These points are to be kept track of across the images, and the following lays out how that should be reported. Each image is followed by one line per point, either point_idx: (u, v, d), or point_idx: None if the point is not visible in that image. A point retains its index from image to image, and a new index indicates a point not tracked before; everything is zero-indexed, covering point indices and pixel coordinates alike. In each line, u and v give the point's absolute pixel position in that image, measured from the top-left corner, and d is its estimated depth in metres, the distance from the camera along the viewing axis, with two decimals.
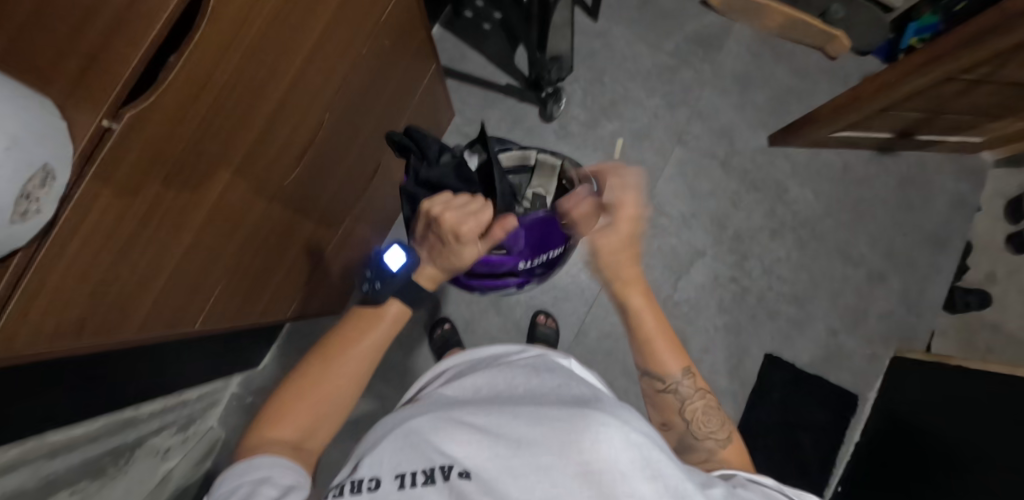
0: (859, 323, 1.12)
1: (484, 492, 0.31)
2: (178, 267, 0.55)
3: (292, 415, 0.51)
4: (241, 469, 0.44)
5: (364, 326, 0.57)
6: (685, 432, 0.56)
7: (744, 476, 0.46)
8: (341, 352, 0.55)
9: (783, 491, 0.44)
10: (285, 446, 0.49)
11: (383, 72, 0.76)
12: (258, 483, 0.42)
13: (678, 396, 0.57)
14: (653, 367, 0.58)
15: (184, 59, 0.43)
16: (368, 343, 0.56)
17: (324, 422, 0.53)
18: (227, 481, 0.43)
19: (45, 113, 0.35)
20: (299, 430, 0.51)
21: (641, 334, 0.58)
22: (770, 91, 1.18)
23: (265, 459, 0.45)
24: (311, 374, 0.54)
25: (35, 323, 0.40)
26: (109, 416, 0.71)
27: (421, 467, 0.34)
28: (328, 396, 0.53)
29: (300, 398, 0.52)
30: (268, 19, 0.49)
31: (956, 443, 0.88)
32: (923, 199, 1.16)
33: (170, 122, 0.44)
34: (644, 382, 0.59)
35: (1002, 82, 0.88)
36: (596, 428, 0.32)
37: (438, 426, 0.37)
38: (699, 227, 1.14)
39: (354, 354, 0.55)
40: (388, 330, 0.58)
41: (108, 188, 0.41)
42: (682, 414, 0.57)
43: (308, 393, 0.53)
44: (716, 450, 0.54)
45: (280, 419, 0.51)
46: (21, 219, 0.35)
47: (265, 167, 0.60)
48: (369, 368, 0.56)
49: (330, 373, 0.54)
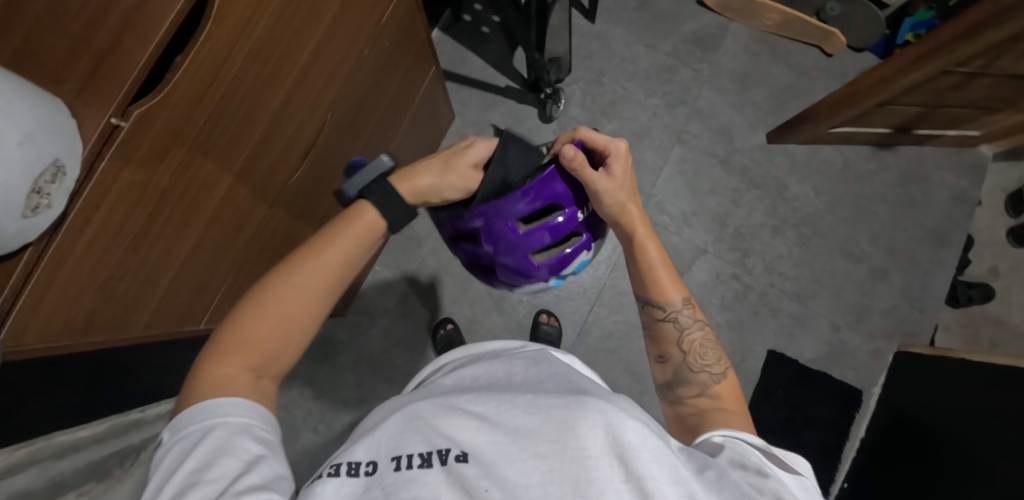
0: (862, 318, 1.12)
1: (484, 475, 0.31)
2: (185, 264, 0.55)
3: (251, 343, 0.46)
4: (212, 408, 0.41)
5: (336, 233, 0.51)
6: (681, 364, 0.56)
7: (734, 438, 0.43)
8: (305, 263, 0.49)
9: (768, 452, 0.42)
10: (246, 374, 0.45)
11: (383, 74, 0.77)
12: (235, 433, 0.40)
13: (677, 325, 0.57)
14: (655, 295, 0.58)
15: (190, 59, 0.43)
16: (337, 254, 0.51)
17: (286, 348, 0.48)
18: (197, 417, 0.41)
19: (55, 110, 0.36)
20: (263, 355, 0.46)
21: (641, 263, 0.58)
22: (769, 89, 1.18)
23: (240, 402, 0.42)
24: (272, 284, 0.48)
25: (45, 317, 0.41)
26: (114, 418, 0.72)
27: (420, 450, 0.34)
28: (291, 315, 0.48)
29: (260, 314, 0.47)
30: (271, 21, 0.50)
31: (961, 437, 0.88)
32: (923, 194, 1.17)
33: (176, 120, 0.45)
34: (644, 312, 0.59)
35: (998, 75, 0.88)
36: (594, 414, 0.32)
37: (437, 413, 0.37)
38: (699, 225, 1.14)
39: (319, 267, 0.50)
40: (361, 237, 0.52)
41: (117, 184, 0.42)
42: (680, 346, 0.57)
43: (268, 314, 0.47)
44: (711, 383, 0.53)
45: (237, 343, 0.45)
46: (32, 214, 0.36)
47: (269, 168, 0.62)
48: (337, 284, 0.51)
49: (294, 285, 0.48)
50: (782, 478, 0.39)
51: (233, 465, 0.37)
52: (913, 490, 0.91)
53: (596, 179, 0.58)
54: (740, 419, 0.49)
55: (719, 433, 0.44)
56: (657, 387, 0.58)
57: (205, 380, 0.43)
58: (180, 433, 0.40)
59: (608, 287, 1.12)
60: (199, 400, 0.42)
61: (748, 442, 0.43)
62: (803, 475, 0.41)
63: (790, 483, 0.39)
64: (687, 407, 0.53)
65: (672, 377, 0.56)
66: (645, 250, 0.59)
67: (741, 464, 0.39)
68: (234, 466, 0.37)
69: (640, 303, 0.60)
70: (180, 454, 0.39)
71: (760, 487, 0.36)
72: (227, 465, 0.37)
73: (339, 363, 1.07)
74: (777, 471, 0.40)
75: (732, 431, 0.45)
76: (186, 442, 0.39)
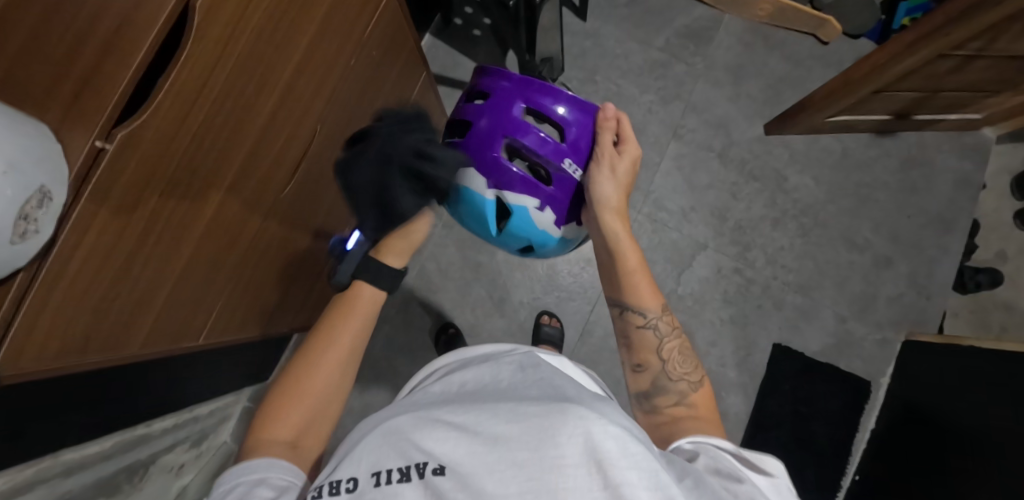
0: (868, 308, 1.11)
1: (460, 487, 0.31)
2: (178, 285, 0.56)
3: (285, 418, 0.50)
4: (236, 470, 0.43)
5: (339, 317, 0.56)
6: (658, 373, 0.56)
7: (705, 443, 0.44)
8: (324, 347, 0.54)
9: (740, 454, 0.43)
10: (282, 445, 0.48)
11: (372, 84, 0.77)
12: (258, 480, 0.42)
13: (656, 333, 0.58)
14: (634, 301, 0.59)
15: (172, 79, 0.44)
16: (350, 330, 0.55)
17: (320, 419, 0.51)
18: (224, 479, 0.43)
19: (39, 137, 0.37)
20: (297, 426, 0.50)
21: (622, 262, 0.60)
22: (764, 80, 1.17)
23: (262, 460, 0.44)
24: (300, 369, 0.52)
25: (40, 341, 0.42)
26: (125, 432, 0.72)
27: (399, 465, 0.35)
28: (315, 390, 0.52)
29: (294, 390, 0.51)
30: (253, 37, 0.50)
31: (975, 429, 0.87)
32: (926, 180, 1.15)
33: (161, 141, 0.46)
34: (620, 319, 0.60)
35: (996, 56, 0.87)
36: (574, 422, 0.32)
37: (416, 424, 0.38)
38: (699, 220, 1.13)
39: (334, 349, 0.54)
40: (369, 315, 0.57)
41: (105, 208, 0.43)
42: (659, 354, 0.57)
43: (298, 390, 0.51)
44: (689, 392, 0.55)
45: (277, 420, 0.49)
46: (21, 239, 0.36)
47: (259, 185, 0.62)
48: (357, 355, 0.56)
49: (318, 364, 0.53)
50: (757, 484, 0.39)
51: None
52: (929, 484, 0.90)
53: (606, 145, 0.66)
54: (713, 426, 0.51)
55: (688, 440, 0.45)
56: (631, 396, 0.58)
57: (246, 450, 0.47)
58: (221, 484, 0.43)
59: None
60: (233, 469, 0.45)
61: (719, 447, 0.44)
62: (776, 477, 0.40)
63: (758, 484, 0.39)
64: (660, 415, 0.54)
65: (649, 387, 0.56)
66: (623, 252, 0.60)
67: (716, 470, 0.39)
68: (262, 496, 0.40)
69: (617, 309, 0.60)
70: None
71: (735, 491, 0.37)
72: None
73: None
74: (748, 475, 0.40)
75: (701, 436, 0.46)
76: (217, 498, 0.42)
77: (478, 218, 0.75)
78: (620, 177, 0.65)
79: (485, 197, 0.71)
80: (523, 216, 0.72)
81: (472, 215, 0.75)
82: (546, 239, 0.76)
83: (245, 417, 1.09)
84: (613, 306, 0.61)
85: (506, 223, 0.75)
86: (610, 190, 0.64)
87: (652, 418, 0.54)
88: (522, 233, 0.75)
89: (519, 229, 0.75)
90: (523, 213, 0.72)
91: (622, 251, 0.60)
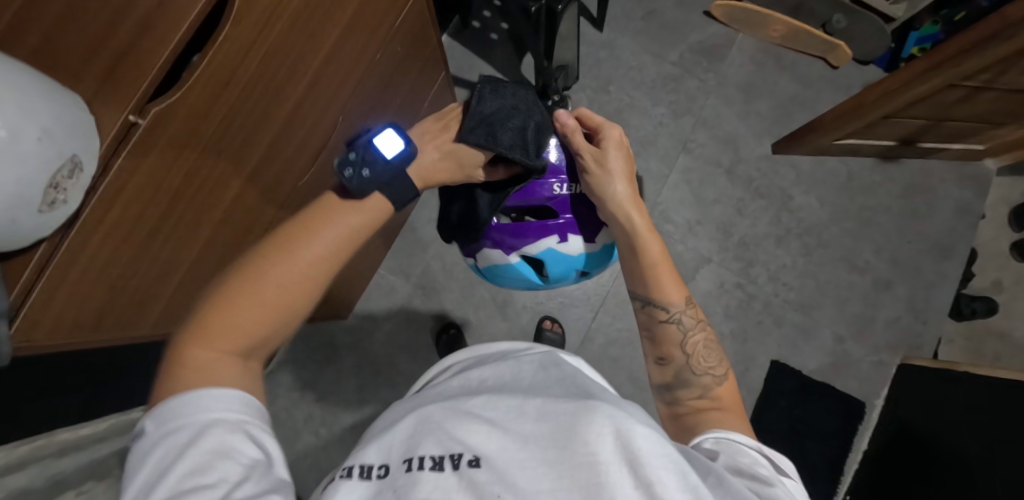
0: (866, 330, 1.12)
1: (495, 480, 0.31)
2: (192, 266, 0.55)
3: (242, 322, 0.42)
4: (203, 401, 0.38)
5: (321, 221, 0.48)
6: (683, 365, 0.56)
7: (727, 440, 0.44)
8: (290, 251, 0.45)
9: (763, 454, 0.43)
10: (230, 356, 0.42)
11: (394, 79, 0.77)
12: (230, 433, 0.37)
13: (680, 327, 0.56)
14: (656, 295, 0.57)
15: (208, 59, 0.44)
16: (332, 237, 0.47)
17: (280, 326, 0.45)
18: (187, 411, 0.38)
19: (73, 107, 0.36)
20: (250, 335, 0.43)
21: (641, 257, 0.58)
22: (774, 100, 1.19)
23: (236, 394, 0.39)
24: (254, 274, 0.44)
25: (56, 313, 0.41)
26: (118, 415, 0.69)
27: (433, 453, 0.34)
28: (277, 301, 0.44)
29: (247, 299, 0.43)
30: (289, 23, 0.51)
31: (963, 449, 0.88)
32: (927, 207, 1.17)
33: (192, 119, 0.45)
34: (644, 312, 0.58)
35: (1002, 89, 0.89)
36: (602, 422, 0.32)
37: (447, 415, 0.38)
38: (704, 234, 1.14)
39: (309, 257, 0.46)
40: (370, 224, 0.50)
41: (131, 182, 0.42)
42: (683, 348, 0.56)
43: (255, 296, 0.43)
44: (712, 386, 0.54)
45: (224, 325, 0.42)
46: (49, 208, 0.36)
47: (279, 172, 0.62)
48: (332, 267, 0.48)
49: (291, 271, 0.45)
50: (779, 479, 0.40)
51: (233, 469, 0.35)
52: None
53: (584, 147, 0.64)
54: (737, 420, 0.50)
55: (711, 436, 0.45)
56: (654, 387, 0.58)
57: (188, 360, 0.40)
58: (170, 427, 0.37)
59: (612, 294, 1.12)
60: (194, 382, 0.39)
61: (741, 442, 0.44)
62: (793, 478, 0.42)
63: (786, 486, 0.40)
64: (686, 407, 0.54)
65: (672, 379, 0.56)
66: (645, 247, 0.58)
67: (738, 470, 0.40)
68: (233, 470, 0.35)
69: (640, 303, 0.59)
70: (165, 458, 0.36)
71: (759, 492, 0.37)
72: (226, 469, 0.34)
73: (341, 366, 1.07)
74: (772, 471, 0.41)
75: (724, 432, 0.46)
76: (176, 439, 0.36)
77: (530, 277, 0.83)
78: (615, 168, 0.62)
79: (512, 260, 0.79)
80: (553, 255, 0.77)
81: (523, 278, 0.83)
82: (579, 265, 0.78)
83: None
84: (636, 299, 0.59)
85: (547, 271, 0.80)
86: (623, 194, 0.61)
87: (676, 409, 0.55)
88: (566, 271, 0.80)
89: (557, 270, 0.79)
90: (549, 258, 0.77)
91: (642, 252, 0.58)
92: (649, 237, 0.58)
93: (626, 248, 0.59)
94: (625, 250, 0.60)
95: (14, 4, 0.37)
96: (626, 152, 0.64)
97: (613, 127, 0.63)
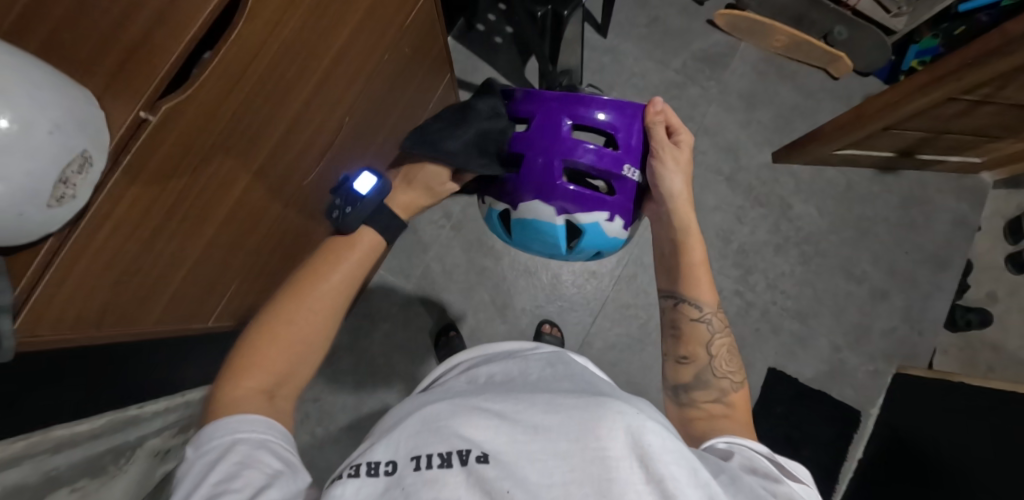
0: (862, 339, 1.13)
1: (506, 475, 0.31)
2: (196, 263, 0.55)
3: (266, 362, 0.47)
4: (233, 424, 0.42)
5: (332, 261, 0.54)
6: (704, 366, 0.57)
7: (740, 443, 0.45)
8: (308, 289, 0.51)
9: (775, 460, 0.43)
10: (258, 394, 0.46)
11: (400, 80, 0.77)
12: (255, 448, 0.40)
13: (709, 327, 0.59)
14: (691, 293, 0.60)
15: (220, 55, 0.44)
16: (342, 274, 0.53)
17: (302, 364, 0.49)
18: (216, 434, 0.41)
19: (83, 101, 0.36)
20: (275, 373, 0.48)
21: (684, 258, 0.61)
22: (775, 109, 1.20)
23: (258, 419, 0.43)
24: (278, 314, 0.50)
25: (59, 307, 0.40)
26: (114, 413, 0.68)
27: (440, 450, 0.35)
28: (298, 339, 0.49)
29: (272, 339, 0.48)
30: (300, 22, 0.51)
31: (957, 458, 0.89)
32: (924, 218, 1.18)
33: (203, 115, 0.45)
34: (674, 311, 0.61)
35: (1001, 103, 0.90)
36: (614, 417, 0.32)
37: (455, 410, 0.38)
38: (703, 240, 1.15)
39: (321, 293, 0.51)
40: (363, 260, 0.55)
41: (141, 177, 0.42)
42: (708, 349, 0.58)
43: (281, 334, 0.49)
44: (729, 391, 0.56)
45: (253, 365, 0.47)
46: (58, 204, 0.36)
47: (285, 170, 0.62)
48: (342, 305, 0.53)
49: (308, 305, 0.50)
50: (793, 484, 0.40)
51: (256, 476, 0.37)
52: None
53: (663, 139, 0.66)
54: (742, 429, 0.51)
55: (723, 439, 0.46)
56: (668, 387, 0.59)
57: (223, 397, 0.45)
58: (203, 449, 0.41)
59: (612, 299, 1.13)
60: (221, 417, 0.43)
61: (755, 449, 0.44)
62: (808, 483, 0.42)
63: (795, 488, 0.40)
64: (699, 410, 0.55)
65: (691, 378, 0.57)
66: (689, 251, 0.61)
67: (752, 469, 0.40)
68: (257, 478, 0.37)
69: (671, 300, 0.61)
70: (194, 478, 0.39)
71: (771, 490, 0.38)
72: (250, 476, 0.37)
73: (339, 366, 1.07)
74: (783, 478, 0.40)
75: (738, 436, 0.46)
76: (207, 457, 0.40)
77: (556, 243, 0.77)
78: (681, 169, 0.66)
79: (556, 222, 0.74)
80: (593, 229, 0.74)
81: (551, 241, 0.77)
82: (607, 247, 0.77)
83: None
84: (666, 297, 0.62)
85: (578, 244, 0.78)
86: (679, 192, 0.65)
87: (687, 410, 0.56)
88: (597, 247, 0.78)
89: (587, 245, 0.77)
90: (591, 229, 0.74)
91: (686, 254, 0.61)
92: (695, 241, 0.62)
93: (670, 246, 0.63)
94: (667, 247, 0.64)
95: (18, 1, 0.35)
96: (688, 175, 0.66)
97: (688, 133, 0.67)
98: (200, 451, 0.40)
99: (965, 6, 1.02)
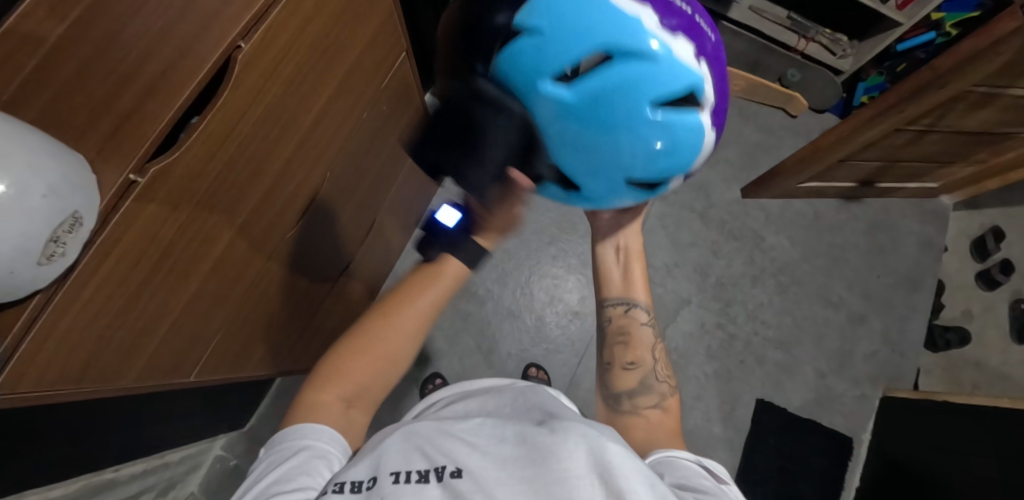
0: (846, 365, 1.14)
1: (476, 489, 0.34)
2: (179, 318, 0.57)
3: (347, 375, 0.52)
4: (303, 429, 0.48)
5: (422, 284, 0.56)
6: (649, 371, 0.60)
7: (669, 457, 0.46)
8: (405, 305, 0.55)
9: (703, 464, 0.45)
10: (338, 404, 0.51)
11: (379, 136, 0.82)
12: (314, 457, 0.45)
13: (653, 334, 0.63)
14: (641, 301, 0.63)
15: (205, 121, 0.47)
16: (428, 300, 0.55)
17: (380, 381, 0.54)
18: (291, 434, 0.47)
19: (77, 164, 0.38)
20: (356, 387, 0.52)
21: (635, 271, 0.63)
22: (740, 148, 1.27)
23: (326, 429, 0.48)
24: (373, 331, 0.54)
25: (43, 363, 0.42)
26: (90, 477, 0.68)
27: (419, 468, 0.37)
28: (384, 352, 0.54)
29: (361, 354, 0.53)
30: (281, 89, 0.55)
31: (955, 480, 0.88)
32: (892, 243, 1.22)
33: (188, 176, 0.48)
34: (625, 314, 0.62)
35: (946, 131, 0.96)
36: (575, 438, 0.34)
37: (436, 435, 0.40)
38: (683, 276, 1.18)
39: (418, 312, 0.55)
40: (447, 289, 0.56)
41: (127, 236, 0.45)
42: (651, 354, 0.62)
43: (371, 347, 0.53)
44: (667, 395, 0.59)
45: (338, 374, 0.52)
46: (48, 261, 0.38)
47: (267, 226, 0.65)
48: (426, 325, 0.56)
49: (396, 324, 0.54)
50: (722, 491, 0.42)
51: (308, 482, 0.42)
52: None
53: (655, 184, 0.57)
54: (675, 437, 0.54)
55: (653, 458, 0.46)
56: (611, 391, 0.60)
57: (308, 405, 0.51)
58: (274, 447, 0.47)
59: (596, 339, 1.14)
60: (291, 424, 0.50)
61: (683, 457, 0.46)
62: (732, 484, 0.45)
63: (730, 495, 0.42)
64: (641, 416, 0.57)
65: (636, 384, 0.59)
66: (632, 266, 0.63)
67: (682, 486, 0.41)
68: (308, 484, 0.42)
69: (622, 306, 0.62)
70: (268, 465, 0.45)
71: None
72: (302, 481, 0.42)
73: None
74: (715, 484, 0.43)
75: (667, 451, 0.47)
76: (275, 454, 0.46)
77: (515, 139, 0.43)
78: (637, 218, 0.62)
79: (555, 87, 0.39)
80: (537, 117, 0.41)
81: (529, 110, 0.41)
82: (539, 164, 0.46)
83: (216, 468, 1.02)
84: (616, 304, 0.63)
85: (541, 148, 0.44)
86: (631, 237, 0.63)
87: (627, 417, 0.57)
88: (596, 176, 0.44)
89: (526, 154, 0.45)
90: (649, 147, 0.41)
91: (637, 266, 0.63)
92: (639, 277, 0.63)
93: (616, 258, 0.63)
94: (610, 256, 0.63)
95: None
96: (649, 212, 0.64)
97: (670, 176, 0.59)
98: (265, 454, 0.47)
99: (903, 45, 1.12)
